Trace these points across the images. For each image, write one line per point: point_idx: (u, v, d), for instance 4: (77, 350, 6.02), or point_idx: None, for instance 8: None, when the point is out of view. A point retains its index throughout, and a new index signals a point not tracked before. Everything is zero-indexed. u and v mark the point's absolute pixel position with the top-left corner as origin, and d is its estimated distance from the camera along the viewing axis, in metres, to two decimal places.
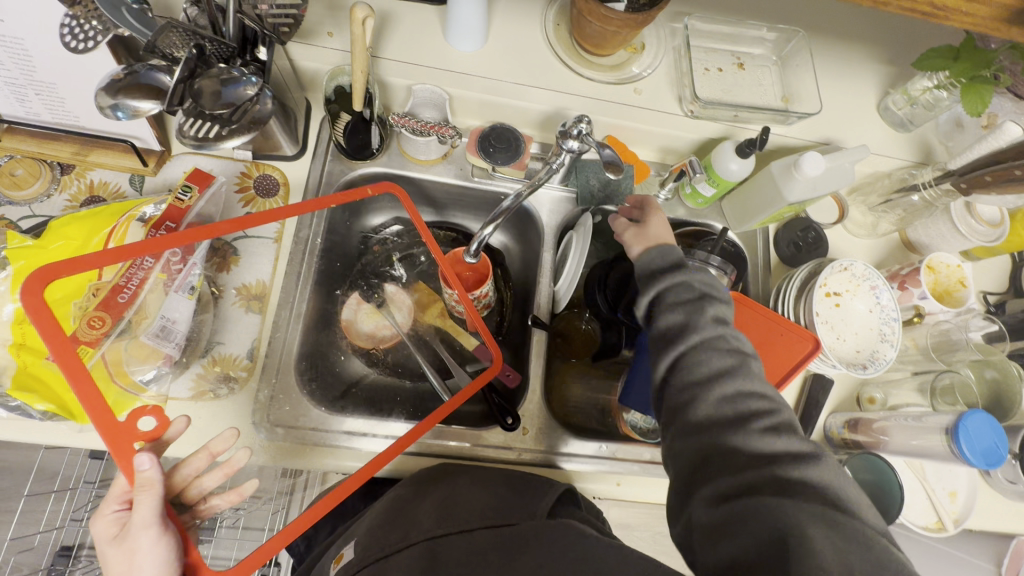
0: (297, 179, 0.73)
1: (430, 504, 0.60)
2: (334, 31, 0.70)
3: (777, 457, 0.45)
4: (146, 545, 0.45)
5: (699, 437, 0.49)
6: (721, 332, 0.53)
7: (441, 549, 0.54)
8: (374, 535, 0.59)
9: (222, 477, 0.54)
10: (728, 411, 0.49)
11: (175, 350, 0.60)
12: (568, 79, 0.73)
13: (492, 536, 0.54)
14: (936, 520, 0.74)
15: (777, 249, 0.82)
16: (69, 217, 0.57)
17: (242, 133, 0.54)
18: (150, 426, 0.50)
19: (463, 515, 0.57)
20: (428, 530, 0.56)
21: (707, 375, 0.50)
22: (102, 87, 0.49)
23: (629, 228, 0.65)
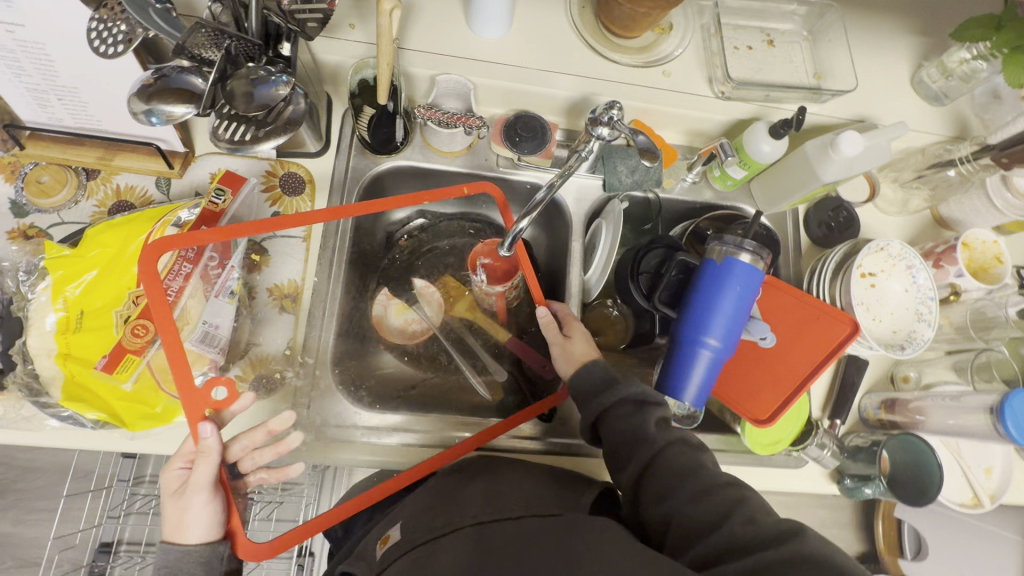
0: (323, 176, 0.73)
1: (477, 490, 0.58)
2: (356, 23, 0.69)
3: (772, 542, 0.47)
4: (196, 506, 0.50)
5: (688, 540, 0.51)
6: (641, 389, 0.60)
7: (488, 535, 0.53)
8: (421, 517, 0.57)
9: (275, 454, 0.58)
10: (703, 499, 0.52)
11: (220, 356, 0.60)
12: (595, 63, 0.72)
13: (540, 524, 0.52)
14: (972, 496, 0.74)
15: (807, 230, 0.81)
16: (108, 223, 0.57)
17: (278, 134, 0.54)
18: (222, 396, 0.55)
19: (509, 504, 0.55)
20: (475, 515, 0.55)
21: (634, 430, 0.57)
22: (134, 93, 0.49)
23: (555, 341, 0.68)
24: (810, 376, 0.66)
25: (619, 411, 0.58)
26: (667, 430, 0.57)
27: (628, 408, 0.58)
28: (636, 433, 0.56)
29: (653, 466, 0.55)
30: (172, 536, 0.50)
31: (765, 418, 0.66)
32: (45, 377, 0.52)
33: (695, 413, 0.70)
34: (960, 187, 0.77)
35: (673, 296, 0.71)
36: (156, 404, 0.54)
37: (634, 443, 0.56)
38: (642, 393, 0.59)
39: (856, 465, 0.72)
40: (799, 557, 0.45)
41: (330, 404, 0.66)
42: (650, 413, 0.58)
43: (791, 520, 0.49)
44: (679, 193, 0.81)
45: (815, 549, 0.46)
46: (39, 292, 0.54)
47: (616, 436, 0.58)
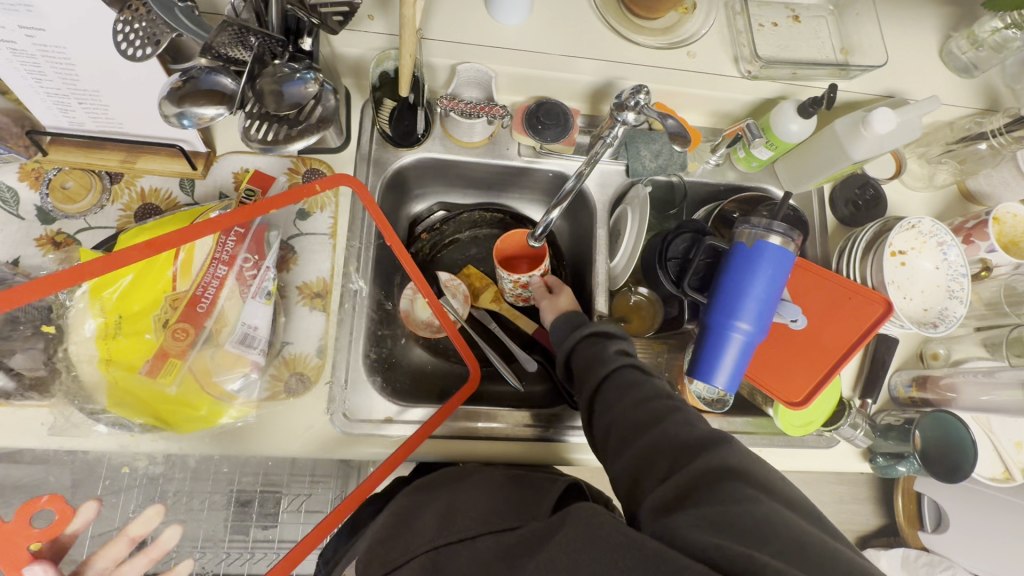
0: (345, 172, 0.72)
1: (429, 516, 0.53)
2: (375, 14, 0.68)
3: (695, 450, 0.46)
4: None
5: (625, 441, 0.51)
6: (603, 324, 0.62)
7: (444, 561, 0.48)
8: (376, 550, 0.52)
9: (147, 562, 0.52)
10: (639, 408, 0.52)
11: (260, 356, 0.61)
12: (619, 46, 0.70)
13: (495, 540, 0.47)
14: (1003, 470, 0.74)
15: (833, 209, 0.80)
16: (131, 230, 0.59)
17: (310, 133, 0.53)
18: (48, 522, 0.47)
19: (462, 522, 0.50)
20: (429, 540, 0.49)
21: (594, 358, 0.59)
22: (166, 96, 0.49)
23: (544, 297, 0.72)
24: (842, 358, 0.66)
25: (583, 341, 0.61)
26: (622, 356, 0.58)
27: (591, 339, 0.61)
28: (595, 359, 0.59)
29: (603, 385, 0.56)
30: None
31: (799, 401, 0.66)
32: (89, 383, 0.53)
33: (724, 396, 0.70)
34: (990, 160, 0.76)
35: (702, 281, 0.71)
36: (199, 407, 0.57)
37: (591, 364, 0.59)
38: (602, 327, 0.62)
39: (888, 443, 0.72)
40: (722, 465, 0.44)
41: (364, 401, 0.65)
42: (610, 341, 0.60)
43: (718, 432, 0.48)
44: (702, 176, 0.80)
45: (740, 458, 0.45)
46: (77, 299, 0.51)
47: (579, 366, 0.60)
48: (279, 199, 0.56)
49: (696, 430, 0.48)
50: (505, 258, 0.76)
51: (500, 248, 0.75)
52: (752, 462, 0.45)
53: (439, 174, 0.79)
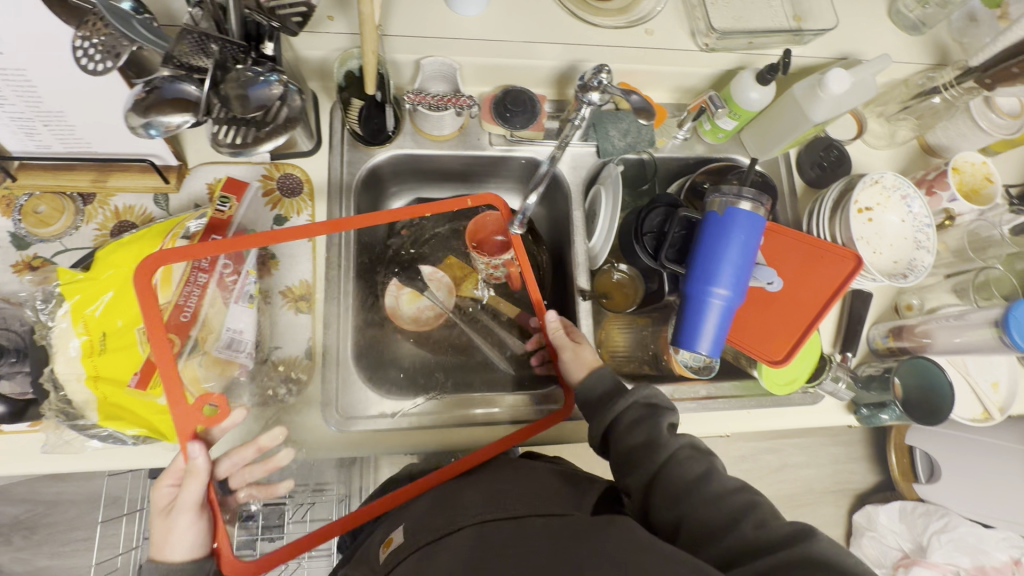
0: (319, 175, 0.72)
1: (476, 492, 0.57)
2: (335, 14, 0.68)
3: (779, 545, 0.49)
4: (182, 525, 0.51)
5: (699, 542, 0.52)
6: (648, 393, 0.63)
7: (492, 534, 0.50)
8: (419, 519, 0.56)
9: (264, 471, 0.61)
10: (715, 504, 0.54)
11: (249, 359, 0.62)
12: (578, 29, 0.72)
13: (543, 522, 0.50)
14: (982, 410, 0.77)
15: (801, 173, 0.83)
16: (119, 242, 0.58)
17: (279, 134, 0.53)
18: (214, 412, 0.55)
19: (508, 503, 0.54)
20: (474, 515, 0.52)
21: (647, 435, 0.59)
22: (131, 108, 0.49)
23: (566, 346, 0.70)
24: (818, 313, 0.68)
25: (634, 417, 0.61)
26: (678, 436, 0.59)
27: (641, 413, 0.62)
28: (651, 439, 0.59)
29: (664, 471, 0.57)
30: (161, 546, 0.51)
31: (780, 358, 0.68)
32: (79, 401, 0.53)
33: (712, 362, 0.71)
34: (945, 113, 0.79)
35: (679, 253, 0.73)
36: None
37: (648, 446, 0.58)
38: (657, 397, 0.63)
39: (869, 394, 0.75)
40: (808, 558, 0.47)
41: (353, 396, 0.68)
42: (661, 415, 0.61)
43: (801, 524, 0.51)
44: (671, 151, 0.82)
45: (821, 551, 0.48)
46: (58, 318, 0.54)
47: (629, 444, 0.60)
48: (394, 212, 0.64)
49: (770, 525, 0.51)
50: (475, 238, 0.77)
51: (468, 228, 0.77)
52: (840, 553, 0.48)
53: (414, 170, 0.80)
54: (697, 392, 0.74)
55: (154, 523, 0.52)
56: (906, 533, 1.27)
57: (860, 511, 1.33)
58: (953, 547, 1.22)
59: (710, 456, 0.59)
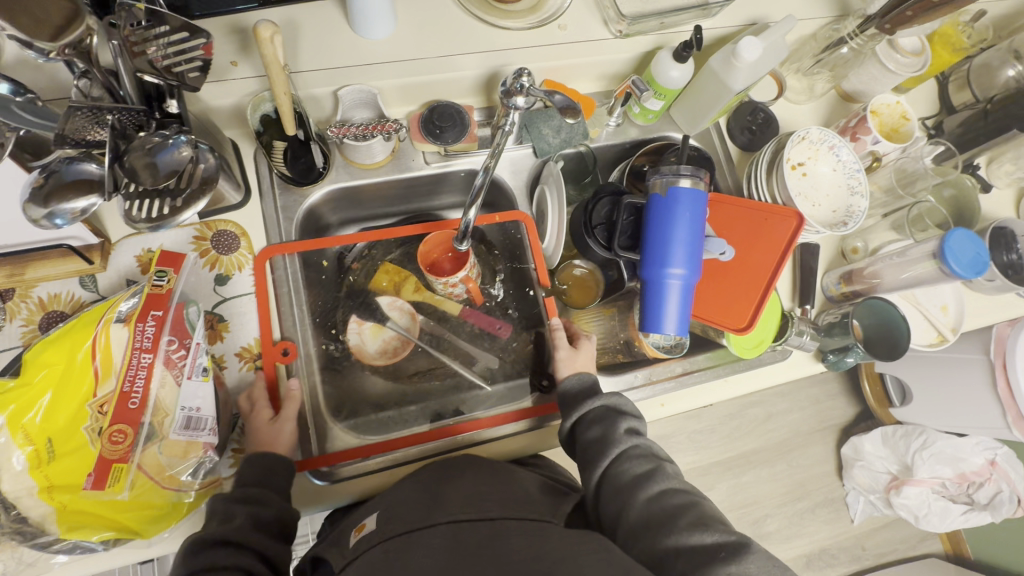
0: (254, 225, 0.69)
1: (459, 491, 0.57)
2: (238, 59, 0.65)
3: (716, 554, 0.50)
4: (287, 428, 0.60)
5: (637, 534, 0.55)
6: (610, 395, 0.64)
7: (466, 532, 0.51)
8: (396, 510, 0.55)
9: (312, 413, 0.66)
10: (654, 503, 0.56)
11: (213, 436, 0.55)
12: (490, 35, 0.71)
13: (520, 525, 0.52)
14: (936, 335, 0.81)
15: (733, 139, 0.84)
16: (47, 338, 0.53)
17: (198, 198, 0.50)
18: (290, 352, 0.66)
19: (486, 505, 0.54)
20: (452, 513, 0.53)
21: (604, 431, 0.61)
22: (28, 199, 0.45)
23: (563, 346, 0.70)
24: (771, 277, 0.71)
25: (591, 417, 0.63)
26: (632, 437, 0.61)
27: (600, 414, 0.63)
28: (606, 437, 0.60)
29: (612, 471, 0.59)
30: (258, 445, 0.58)
31: (745, 326, 0.70)
32: (36, 517, 0.49)
33: (680, 340, 0.74)
34: (855, 61, 0.81)
35: (631, 239, 0.74)
36: (162, 503, 0.53)
37: (602, 442, 0.60)
38: (618, 400, 0.64)
39: (833, 340, 0.77)
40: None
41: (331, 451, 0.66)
42: (620, 418, 0.62)
43: (741, 535, 0.51)
44: (606, 139, 0.83)
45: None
46: None
47: (586, 442, 0.61)
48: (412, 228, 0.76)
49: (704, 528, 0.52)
50: (428, 261, 0.76)
51: (420, 253, 0.75)
52: (771, 571, 0.48)
53: (353, 202, 0.78)
54: (673, 370, 0.75)
55: (258, 425, 0.60)
56: (891, 455, 1.33)
57: (847, 445, 1.39)
58: (935, 460, 1.28)
59: (662, 459, 0.61)
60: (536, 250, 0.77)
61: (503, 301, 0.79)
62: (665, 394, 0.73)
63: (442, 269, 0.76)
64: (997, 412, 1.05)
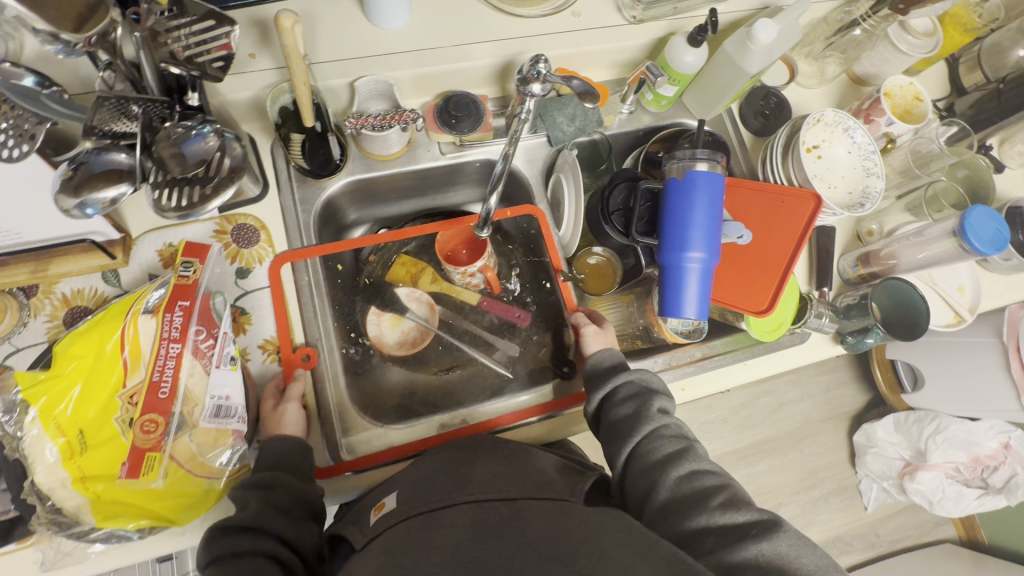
0: (273, 218, 0.70)
1: (481, 469, 0.56)
2: (256, 51, 0.64)
3: (747, 533, 0.50)
4: (292, 409, 0.60)
5: (667, 514, 0.54)
6: (641, 375, 0.64)
7: (485, 515, 0.51)
8: (417, 488, 0.55)
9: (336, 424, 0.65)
10: (686, 483, 0.55)
11: (242, 424, 0.55)
12: (504, 23, 0.71)
13: (541, 506, 0.51)
14: (954, 315, 0.81)
15: (745, 124, 0.85)
16: (77, 331, 0.54)
17: (225, 186, 0.49)
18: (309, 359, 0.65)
19: (504, 485, 0.54)
20: (473, 492, 0.53)
21: (635, 408, 0.61)
22: (59, 189, 0.46)
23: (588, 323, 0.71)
24: (790, 260, 0.71)
25: (623, 395, 0.63)
26: (664, 416, 0.61)
27: (632, 391, 0.63)
28: (637, 415, 0.61)
29: (641, 449, 0.59)
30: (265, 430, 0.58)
31: (765, 307, 0.70)
32: (71, 508, 0.50)
33: (699, 324, 0.74)
34: (867, 44, 0.82)
35: (649, 224, 0.74)
36: (194, 492, 0.53)
37: (634, 419, 0.60)
38: (649, 380, 0.65)
39: (851, 322, 0.77)
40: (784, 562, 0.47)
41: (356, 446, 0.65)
42: (652, 397, 0.62)
43: (771, 514, 0.51)
44: (619, 127, 0.83)
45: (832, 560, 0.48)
46: (28, 426, 0.50)
47: (616, 420, 0.62)
48: (429, 226, 0.75)
49: (733, 507, 0.53)
50: (446, 253, 0.77)
51: (436, 246, 0.76)
52: (803, 551, 0.48)
53: (368, 194, 0.78)
54: (693, 355, 0.75)
55: (263, 413, 0.60)
56: (904, 442, 1.33)
57: (859, 432, 1.40)
58: (949, 445, 1.27)
59: (693, 440, 0.60)
60: (548, 238, 0.78)
61: (519, 295, 0.80)
62: (685, 378, 0.74)
63: (460, 258, 0.77)
64: (1010, 395, 1.05)
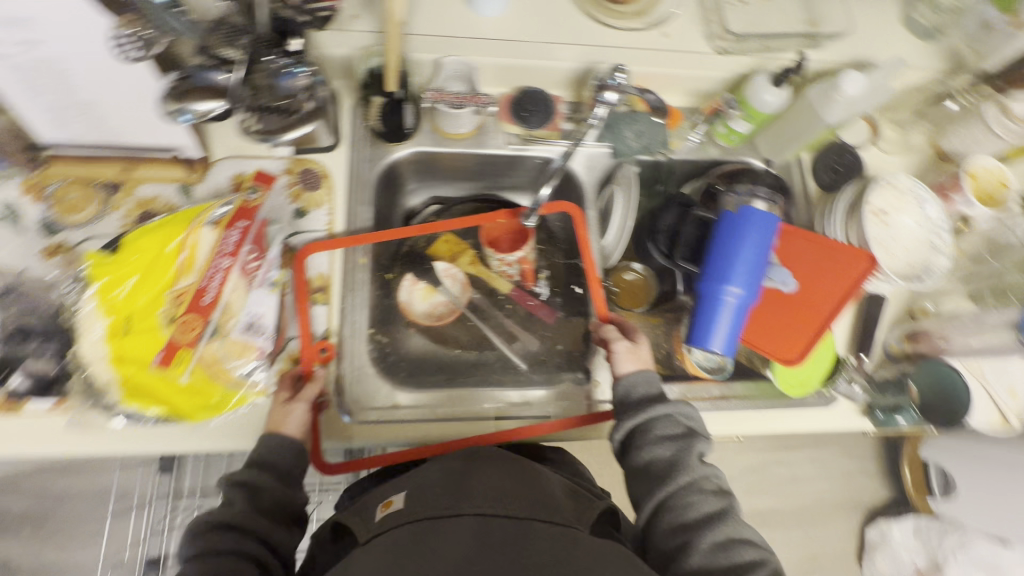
0: (338, 169, 0.74)
1: (481, 483, 0.55)
2: (359, 14, 0.71)
3: None
4: (297, 410, 0.59)
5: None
6: (684, 413, 0.62)
7: (492, 530, 0.49)
8: (425, 491, 0.54)
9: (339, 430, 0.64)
10: (724, 551, 0.55)
11: (268, 343, 0.60)
12: (594, 31, 0.74)
13: (545, 529, 0.49)
14: (1000, 417, 0.76)
15: (816, 177, 0.82)
16: (146, 226, 0.59)
17: (305, 122, 0.59)
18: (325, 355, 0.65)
19: (511, 503, 0.52)
20: (478, 505, 0.52)
21: (676, 451, 0.60)
22: (165, 95, 0.51)
23: (622, 339, 0.68)
24: (831, 314, 0.69)
25: (663, 438, 0.61)
26: (704, 467, 0.60)
27: (677, 436, 0.61)
28: (675, 462, 0.59)
29: (674, 500, 0.58)
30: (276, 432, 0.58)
31: (794, 358, 0.68)
32: (102, 382, 0.54)
33: (723, 363, 0.74)
34: (960, 119, 0.79)
35: (694, 253, 0.74)
36: (212, 395, 0.57)
37: (673, 466, 0.59)
38: (695, 423, 0.63)
39: (885, 397, 0.73)
40: None
41: (365, 407, 0.67)
42: (694, 442, 0.61)
43: None
44: (685, 153, 0.83)
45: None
46: (85, 299, 0.55)
47: (656, 465, 0.60)
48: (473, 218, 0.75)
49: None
50: (489, 240, 0.80)
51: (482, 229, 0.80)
52: None
53: (429, 167, 0.81)
54: (711, 393, 0.73)
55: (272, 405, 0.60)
56: (922, 550, 1.23)
57: (874, 528, 1.30)
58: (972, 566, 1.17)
59: (732, 498, 0.60)
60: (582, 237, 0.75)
61: (547, 299, 0.80)
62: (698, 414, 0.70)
63: (500, 246, 0.80)
64: None
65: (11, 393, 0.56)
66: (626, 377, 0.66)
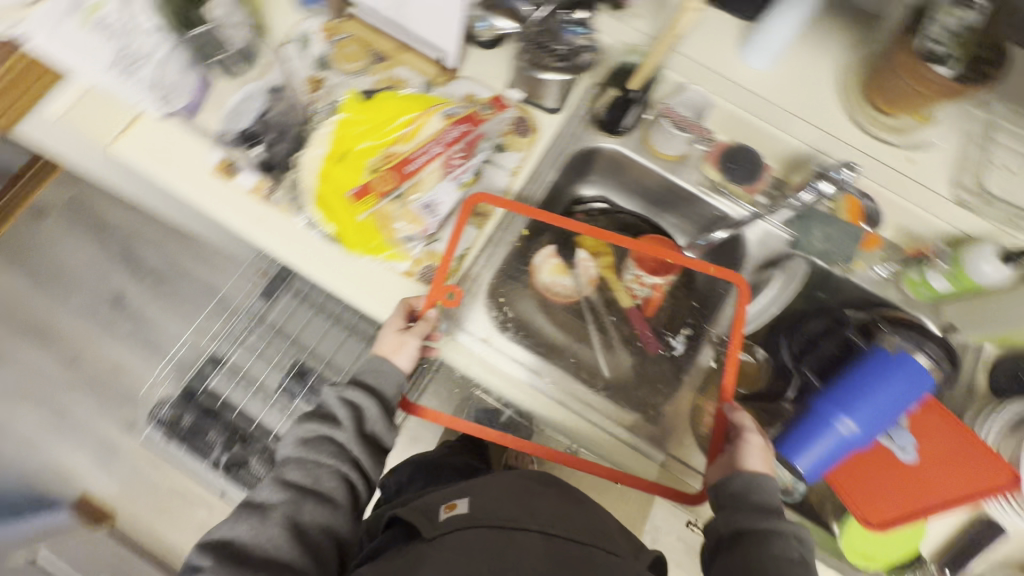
0: (548, 130, 0.80)
1: (542, 505, 0.69)
2: (648, 21, 0.82)
3: None
4: (411, 345, 0.69)
5: None
6: (803, 539, 0.61)
7: (558, 550, 0.62)
8: (489, 501, 0.67)
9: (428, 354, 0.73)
10: None
11: (433, 224, 0.73)
12: (842, 121, 0.76)
13: (607, 558, 0.63)
14: None
15: (992, 377, 0.73)
16: (396, 95, 0.77)
17: (565, 70, 0.74)
18: (449, 299, 0.72)
19: (572, 527, 0.65)
20: (543, 525, 0.65)
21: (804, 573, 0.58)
22: (480, 4, 0.75)
23: (754, 433, 0.66)
24: (938, 505, 0.63)
25: (785, 552, 0.59)
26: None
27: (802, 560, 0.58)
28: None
29: None
30: (386, 353, 0.70)
31: (874, 524, 0.63)
32: (307, 186, 0.72)
33: (793, 488, 0.69)
34: None
35: (823, 369, 0.72)
36: (372, 240, 0.72)
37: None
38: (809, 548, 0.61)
39: None
40: None
41: (463, 329, 0.74)
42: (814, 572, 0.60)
43: None
44: (865, 280, 0.77)
45: None
46: (328, 123, 0.74)
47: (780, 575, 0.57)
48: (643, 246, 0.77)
49: None
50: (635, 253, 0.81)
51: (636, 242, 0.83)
52: None
53: (619, 169, 0.85)
54: None
55: (389, 329, 0.70)
56: None
57: None
58: None
59: None
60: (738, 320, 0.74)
61: (674, 357, 0.78)
62: None
63: (640, 263, 0.81)
64: None
65: (236, 166, 0.73)
66: (752, 473, 0.63)
